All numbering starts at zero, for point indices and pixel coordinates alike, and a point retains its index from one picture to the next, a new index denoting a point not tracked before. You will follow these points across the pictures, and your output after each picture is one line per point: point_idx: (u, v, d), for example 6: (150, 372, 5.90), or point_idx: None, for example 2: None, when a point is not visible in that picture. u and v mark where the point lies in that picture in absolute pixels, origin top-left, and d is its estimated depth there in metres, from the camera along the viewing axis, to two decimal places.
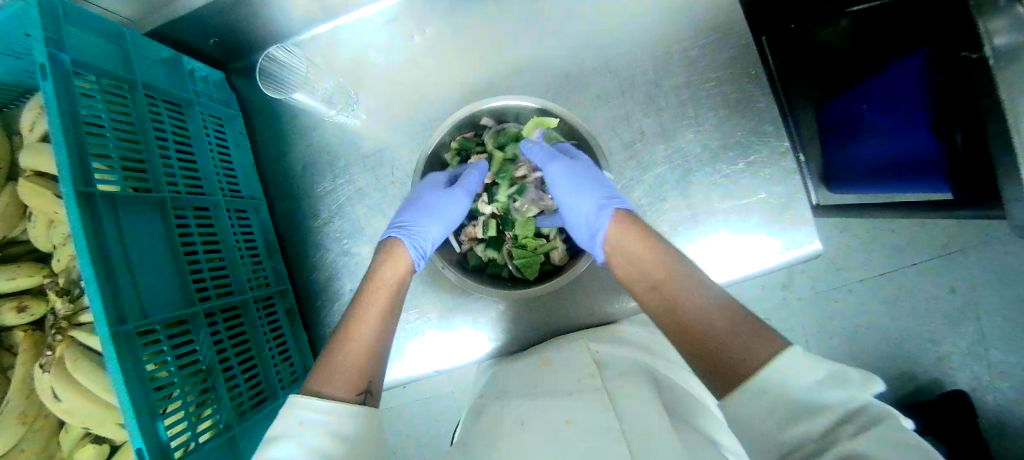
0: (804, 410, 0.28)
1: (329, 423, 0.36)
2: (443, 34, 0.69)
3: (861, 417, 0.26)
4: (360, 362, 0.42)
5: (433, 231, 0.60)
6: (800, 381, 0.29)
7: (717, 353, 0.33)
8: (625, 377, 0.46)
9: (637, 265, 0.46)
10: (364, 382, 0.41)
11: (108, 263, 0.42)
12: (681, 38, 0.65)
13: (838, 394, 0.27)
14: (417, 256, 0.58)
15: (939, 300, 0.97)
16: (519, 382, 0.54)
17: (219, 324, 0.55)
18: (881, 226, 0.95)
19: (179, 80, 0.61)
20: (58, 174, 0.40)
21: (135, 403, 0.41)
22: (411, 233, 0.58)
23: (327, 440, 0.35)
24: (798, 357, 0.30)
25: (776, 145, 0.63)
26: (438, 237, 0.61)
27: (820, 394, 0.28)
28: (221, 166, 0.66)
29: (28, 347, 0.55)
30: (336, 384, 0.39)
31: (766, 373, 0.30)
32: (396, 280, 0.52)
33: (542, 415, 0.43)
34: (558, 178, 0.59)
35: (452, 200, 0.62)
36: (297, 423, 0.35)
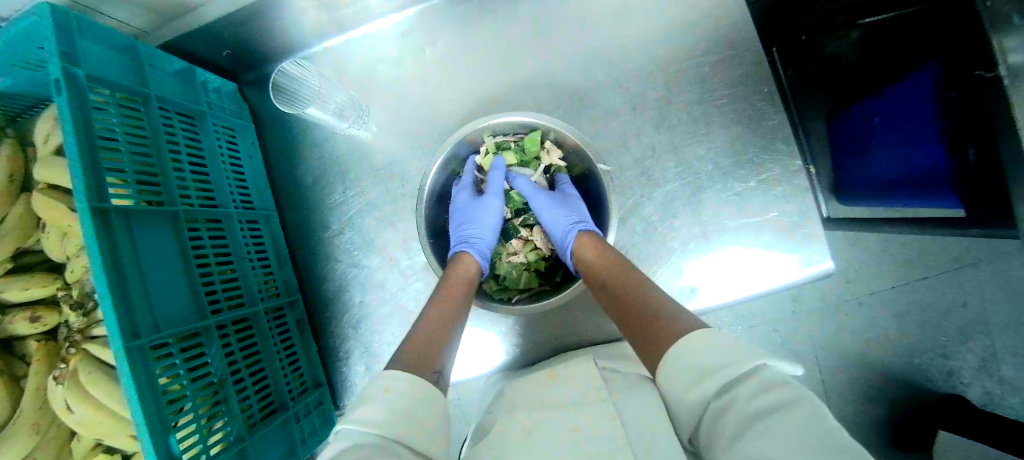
0: (706, 374, 0.30)
1: (406, 390, 0.35)
2: (455, 47, 0.69)
3: (755, 375, 0.28)
4: (433, 341, 0.43)
5: (487, 235, 0.62)
6: (705, 352, 0.31)
7: (648, 334, 0.39)
8: (631, 391, 0.46)
9: (600, 271, 0.51)
10: (436, 364, 0.41)
11: (122, 279, 0.43)
12: (694, 54, 0.65)
13: (728, 354, 0.30)
14: (482, 258, 0.60)
15: (949, 314, 0.96)
16: (523, 394, 0.54)
17: (230, 336, 0.56)
18: (891, 240, 0.95)
19: (192, 91, 0.61)
20: (73, 190, 0.40)
21: (148, 418, 0.41)
22: (469, 242, 0.61)
23: (399, 406, 0.34)
24: (708, 337, 0.33)
25: (788, 163, 0.63)
26: (495, 239, 0.63)
27: (719, 360, 0.30)
28: (233, 177, 0.66)
29: (41, 358, 0.55)
30: (407, 360, 0.40)
31: (679, 345, 0.34)
32: (465, 277, 0.55)
33: (547, 428, 0.43)
34: (540, 203, 0.64)
35: (486, 204, 0.65)
36: (381, 388, 0.35)
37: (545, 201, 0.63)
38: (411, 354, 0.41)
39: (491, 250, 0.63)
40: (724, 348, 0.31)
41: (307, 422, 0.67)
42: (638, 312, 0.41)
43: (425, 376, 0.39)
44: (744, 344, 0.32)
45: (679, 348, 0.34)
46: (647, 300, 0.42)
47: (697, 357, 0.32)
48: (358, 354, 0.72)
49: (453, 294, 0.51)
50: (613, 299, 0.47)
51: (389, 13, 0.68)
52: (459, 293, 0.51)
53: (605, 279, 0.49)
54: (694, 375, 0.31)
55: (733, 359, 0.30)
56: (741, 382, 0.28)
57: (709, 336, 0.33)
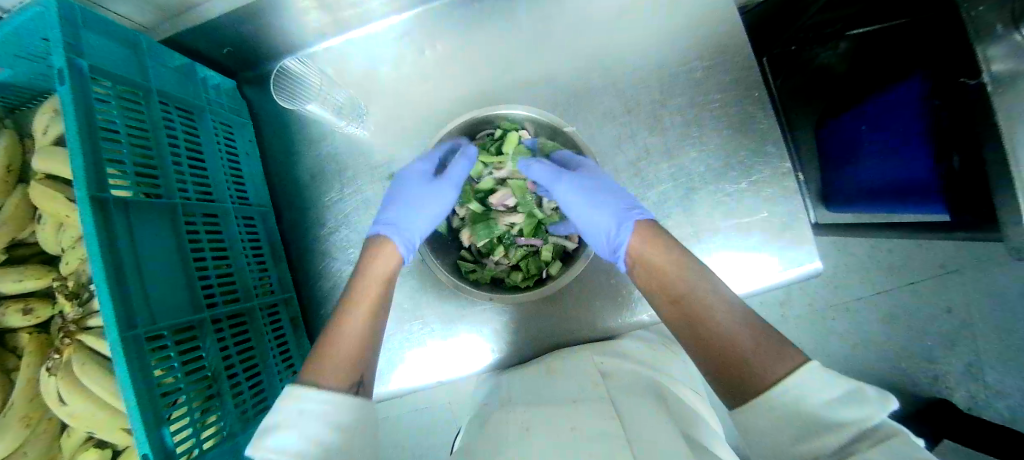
0: (817, 428, 0.30)
1: (327, 413, 0.36)
2: (453, 48, 0.70)
3: (873, 434, 0.28)
4: (353, 353, 0.41)
5: (419, 225, 0.60)
6: (813, 404, 0.30)
7: (740, 371, 0.34)
8: (631, 387, 0.47)
9: (667, 282, 0.42)
10: (358, 375, 0.41)
11: (120, 269, 0.43)
12: (688, 59, 0.66)
13: (848, 410, 0.30)
14: (406, 247, 0.59)
15: (935, 319, 0.98)
16: (521, 389, 0.55)
17: (225, 331, 0.56)
18: (878, 245, 0.98)
19: (192, 87, 0.62)
20: (73, 178, 0.40)
21: (143, 409, 0.41)
22: (396, 227, 0.58)
23: (324, 433, 0.35)
24: (814, 378, 0.31)
25: (778, 166, 0.64)
26: (425, 230, 0.62)
27: (836, 414, 0.30)
28: (230, 174, 0.66)
29: (34, 349, 0.55)
30: (331, 378, 0.39)
31: (783, 388, 0.31)
32: (386, 273, 0.50)
33: (545, 422, 0.44)
34: (571, 195, 0.57)
35: (437, 193, 0.62)
36: (298, 412, 0.36)
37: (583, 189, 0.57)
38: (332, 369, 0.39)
39: (418, 240, 0.61)
40: (835, 396, 0.30)
41: None
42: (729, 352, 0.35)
43: (345, 393, 0.39)
44: (850, 384, 0.31)
45: (787, 389, 0.31)
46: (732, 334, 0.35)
47: (802, 404, 0.31)
48: None
49: (374, 290, 0.46)
50: (692, 329, 0.38)
51: (389, 15, 0.69)
52: (374, 294, 0.46)
53: (677, 295, 0.40)
54: (800, 428, 0.30)
55: (852, 411, 0.29)
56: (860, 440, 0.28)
57: (817, 374, 0.31)
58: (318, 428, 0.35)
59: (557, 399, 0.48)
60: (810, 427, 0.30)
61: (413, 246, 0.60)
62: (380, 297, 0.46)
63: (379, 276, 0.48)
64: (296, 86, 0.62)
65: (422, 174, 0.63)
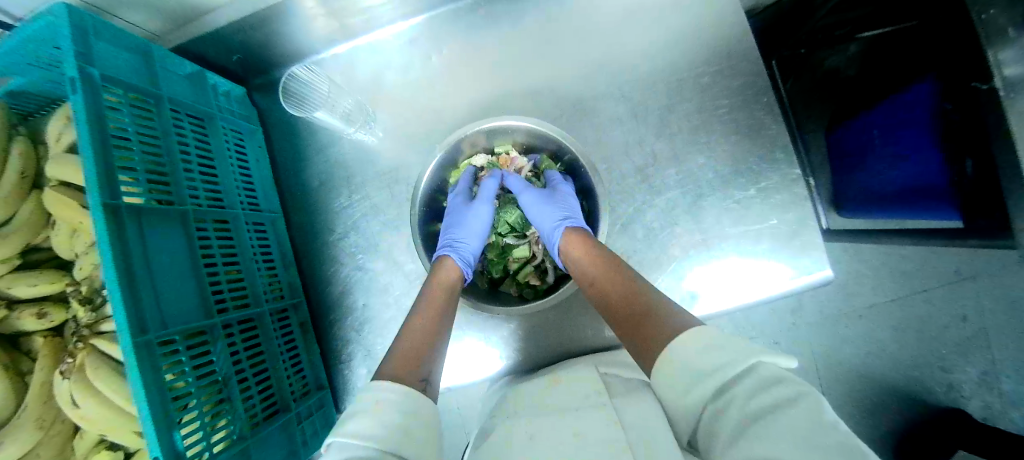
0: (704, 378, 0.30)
1: (399, 402, 0.36)
2: (460, 54, 0.70)
3: (756, 372, 0.29)
4: (416, 352, 0.43)
5: (474, 243, 0.62)
6: (696, 352, 0.32)
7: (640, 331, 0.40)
8: (636, 396, 0.47)
9: (587, 269, 0.52)
10: (422, 370, 0.42)
11: (131, 274, 0.43)
12: (695, 65, 0.66)
13: (721, 353, 0.31)
14: (465, 267, 0.60)
15: (947, 326, 0.97)
16: (527, 397, 0.55)
17: (235, 336, 0.56)
18: (889, 251, 0.97)
19: (202, 94, 0.63)
20: (86, 187, 0.41)
21: (154, 413, 0.42)
22: (454, 247, 0.61)
23: (397, 419, 0.34)
24: (700, 334, 0.34)
25: (787, 173, 0.64)
26: (479, 247, 0.63)
27: (706, 360, 0.31)
28: (240, 180, 0.67)
29: (48, 353, 0.56)
30: (393, 367, 0.41)
31: (667, 346, 0.35)
32: (442, 284, 0.54)
33: (550, 430, 0.44)
34: (528, 201, 0.64)
35: (476, 213, 0.64)
36: (377, 392, 0.37)
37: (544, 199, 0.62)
38: (396, 363, 0.42)
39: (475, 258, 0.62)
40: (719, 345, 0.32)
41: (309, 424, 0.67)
42: (632, 310, 0.42)
43: (413, 385, 0.39)
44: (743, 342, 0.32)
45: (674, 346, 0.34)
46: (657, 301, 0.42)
47: (684, 358, 0.33)
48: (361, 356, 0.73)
49: (434, 301, 0.51)
50: (602, 299, 0.48)
51: (396, 21, 0.70)
52: (438, 304, 0.50)
53: (594, 278, 0.50)
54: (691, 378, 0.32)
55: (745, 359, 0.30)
56: (740, 379, 0.29)
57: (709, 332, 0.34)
58: (392, 413, 0.34)
59: (562, 408, 0.48)
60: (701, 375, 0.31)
61: (471, 264, 0.61)
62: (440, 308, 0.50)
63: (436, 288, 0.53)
64: (305, 88, 0.63)
65: (461, 200, 0.67)
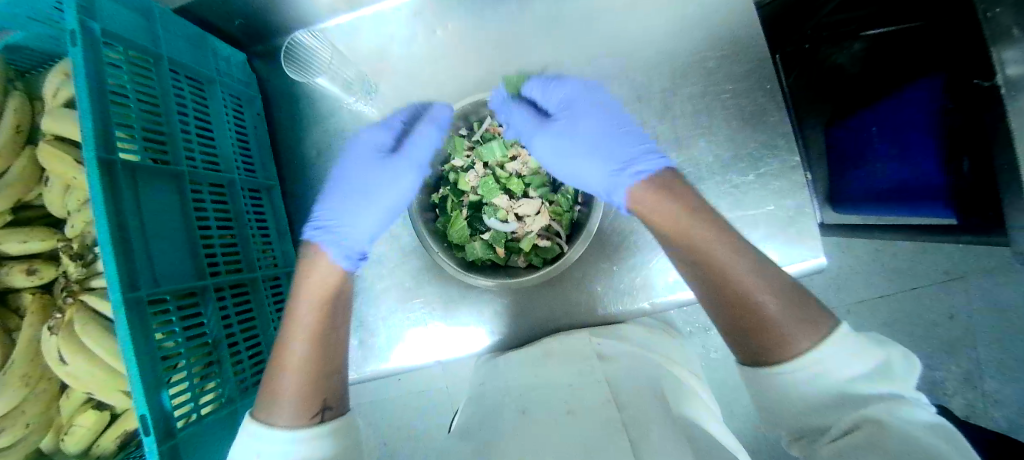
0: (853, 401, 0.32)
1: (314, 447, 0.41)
2: (465, 30, 0.70)
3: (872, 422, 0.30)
4: (305, 381, 0.44)
5: (359, 220, 0.58)
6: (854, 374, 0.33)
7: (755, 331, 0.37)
8: (629, 371, 0.47)
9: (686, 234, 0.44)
10: (319, 402, 0.44)
11: (124, 231, 0.43)
12: (700, 49, 0.66)
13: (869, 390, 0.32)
14: (353, 252, 0.56)
15: (936, 325, 0.98)
16: (519, 369, 0.55)
17: (227, 300, 0.56)
18: (882, 247, 0.98)
19: (202, 57, 0.62)
20: (81, 139, 0.40)
21: (143, 371, 0.42)
22: (330, 229, 0.56)
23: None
24: (849, 341, 0.35)
25: (787, 160, 0.64)
26: (371, 223, 0.59)
27: (846, 393, 0.33)
28: (238, 147, 0.66)
29: (36, 310, 0.55)
30: (280, 410, 0.43)
31: (796, 364, 0.34)
32: (326, 282, 0.50)
33: (542, 407, 0.43)
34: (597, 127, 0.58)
35: (381, 177, 0.60)
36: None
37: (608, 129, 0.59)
38: (281, 388, 0.44)
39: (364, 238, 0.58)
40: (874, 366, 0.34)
41: None
42: (747, 301, 0.38)
43: (304, 421, 0.43)
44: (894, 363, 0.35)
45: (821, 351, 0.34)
46: (775, 296, 0.38)
47: (835, 374, 0.33)
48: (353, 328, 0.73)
49: (312, 309, 0.48)
50: (706, 275, 0.41)
51: None
52: (312, 310, 0.47)
53: (694, 245, 0.42)
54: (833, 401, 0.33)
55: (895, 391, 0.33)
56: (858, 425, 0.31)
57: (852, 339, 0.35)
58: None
59: (553, 380, 0.48)
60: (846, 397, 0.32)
61: (359, 246, 0.57)
62: (324, 313, 0.48)
63: (319, 288, 0.49)
64: (306, 53, 0.61)
65: (370, 160, 0.61)
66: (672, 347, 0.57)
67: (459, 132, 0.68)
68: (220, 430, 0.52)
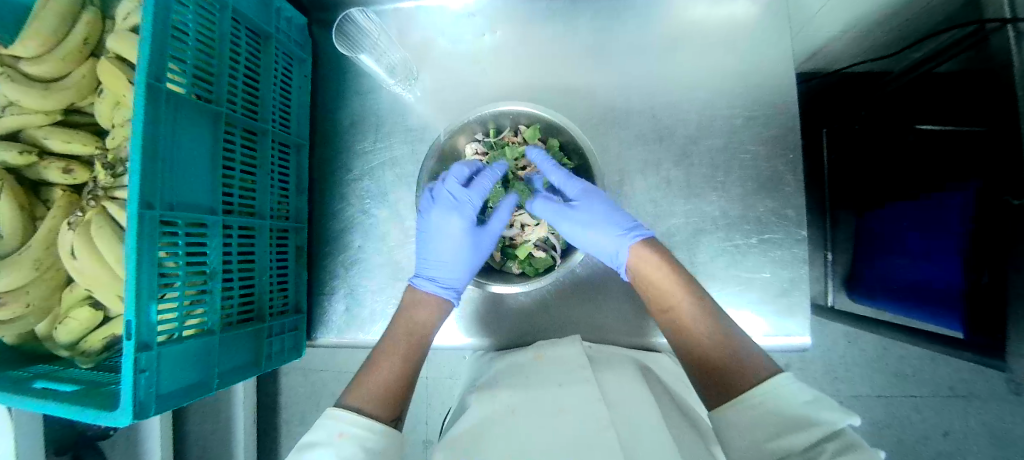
0: (794, 425, 0.36)
1: (358, 435, 0.44)
2: (510, 38, 0.72)
3: (842, 437, 0.34)
4: (390, 388, 0.51)
5: (444, 262, 0.62)
6: (792, 403, 0.38)
7: (718, 374, 0.45)
8: (621, 374, 0.51)
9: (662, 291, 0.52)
10: (397, 410, 0.50)
11: (155, 154, 0.46)
12: (732, 105, 0.67)
13: (826, 411, 0.36)
14: (448, 290, 0.62)
15: (925, 436, 1.04)
16: (509, 369, 0.57)
17: (233, 238, 0.59)
18: (886, 346, 1.06)
19: (266, 13, 0.66)
20: (137, 63, 0.44)
21: (139, 283, 0.45)
22: (427, 276, 0.63)
23: (354, 449, 0.43)
24: (790, 384, 0.40)
25: (793, 231, 0.64)
26: (453, 263, 0.62)
27: (805, 410, 0.37)
28: (280, 102, 0.70)
29: (62, 204, 0.61)
30: (366, 402, 0.49)
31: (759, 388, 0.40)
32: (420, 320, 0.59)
33: (532, 407, 0.46)
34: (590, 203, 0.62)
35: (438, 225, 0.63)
36: (336, 433, 0.44)
37: (565, 209, 0.62)
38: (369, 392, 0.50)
39: (456, 278, 0.63)
40: (808, 399, 0.38)
41: (278, 341, 0.69)
42: (724, 359, 0.45)
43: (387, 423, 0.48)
44: (823, 398, 0.39)
45: (763, 389, 0.40)
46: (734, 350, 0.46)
47: (785, 403, 0.38)
48: (343, 293, 0.76)
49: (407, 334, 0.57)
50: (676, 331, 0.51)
51: None
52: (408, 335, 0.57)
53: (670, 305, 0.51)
54: (776, 425, 0.37)
55: (826, 413, 0.36)
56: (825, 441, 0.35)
57: (789, 382, 0.40)
58: (349, 444, 0.43)
59: (543, 383, 0.50)
60: (789, 424, 0.37)
61: (454, 284, 0.63)
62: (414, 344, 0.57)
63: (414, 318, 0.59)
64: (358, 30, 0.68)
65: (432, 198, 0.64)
66: (663, 365, 0.63)
67: (476, 136, 0.69)
68: (197, 358, 0.54)
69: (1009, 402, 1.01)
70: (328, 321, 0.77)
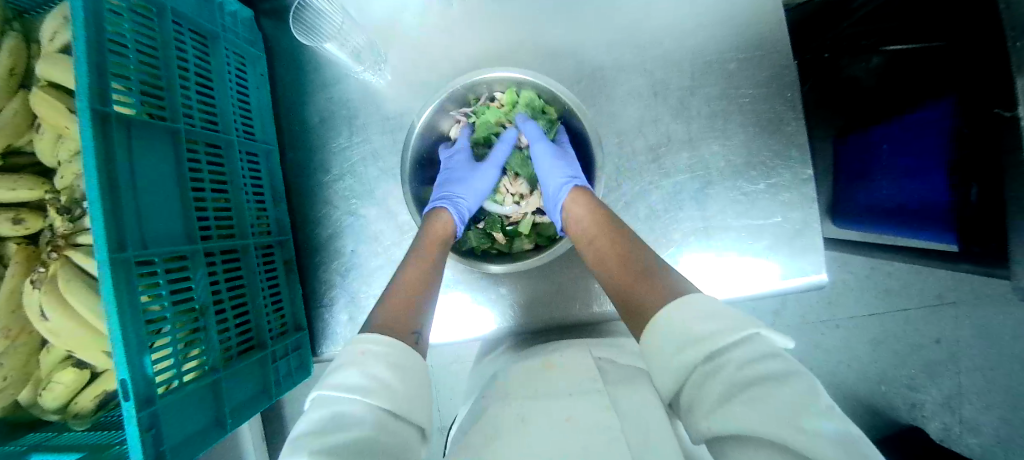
0: (695, 341, 0.30)
1: (384, 354, 0.36)
2: (483, 7, 0.67)
3: (751, 343, 0.29)
4: (403, 305, 0.44)
5: (468, 190, 0.63)
6: (693, 318, 0.32)
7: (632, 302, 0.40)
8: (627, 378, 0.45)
9: (588, 228, 0.52)
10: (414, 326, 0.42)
11: (114, 188, 0.41)
12: (723, 48, 0.64)
13: (719, 322, 0.30)
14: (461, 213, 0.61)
15: (921, 348, 1.08)
16: (514, 378, 0.49)
17: (217, 266, 0.55)
18: (878, 268, 1.09)
19: (208, 10, 0.59)
20: (75, 87, 0.38)
21: (125, 331, 0.40)
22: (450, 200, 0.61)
23: (384, 371, 0.34)
24: (698, 299, 0.34)
25: (798, 172, 0.63)
26: (478, 197, 0.64)
27: (702, 325, 0.31)
28: (239, 108, 0.64)
29: (20, 260, 0.54)
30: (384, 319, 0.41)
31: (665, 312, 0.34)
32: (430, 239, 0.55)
33: (538, 412, 0.39)
34: (540, 153, 0.62)
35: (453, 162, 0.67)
36: (359, 353, 0.36)
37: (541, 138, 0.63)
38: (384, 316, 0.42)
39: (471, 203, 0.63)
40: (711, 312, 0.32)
41: (285, 364, 0.66)
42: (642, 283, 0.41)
43: (402, 337, 0.40)
44: (732, 308, 0.32)
45: (666, 312, 0.34)
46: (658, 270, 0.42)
47: (685, 319, 0.32)
48: (344, 302, 0.72)
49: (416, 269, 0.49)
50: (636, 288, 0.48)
51: None
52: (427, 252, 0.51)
53: (592, 236, 0.50)
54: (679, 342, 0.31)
55: (730, 325, 0.30)
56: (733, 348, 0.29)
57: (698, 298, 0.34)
58: (377, 364, 0.34)
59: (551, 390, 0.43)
60: (688, 338, 0.31)
61: (468, 207, 0.62)
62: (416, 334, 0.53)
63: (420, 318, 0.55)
64: (316, 16, 0.60)
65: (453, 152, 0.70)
66: None
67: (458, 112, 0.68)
68: (203, 401, 0.50)
69: (999, 307, 1.06)
70: (332, 334, 0.73)
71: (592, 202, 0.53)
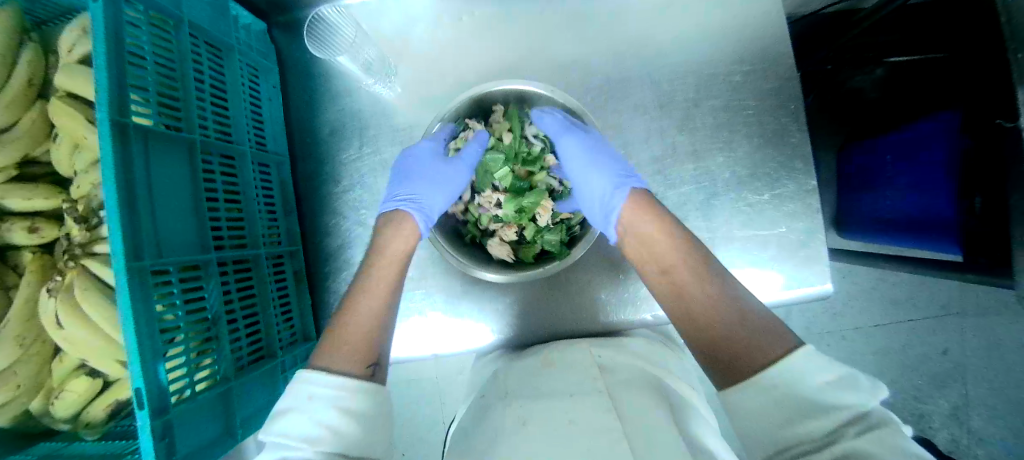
0: (812, 410, 0.31)
1: (338, 399, 0.37)
2: (491, 20, 0.68)
3: (869, 416, 0.30)
4: (366, 337, 0.43)
5: (436, 199, 0.61)
6: (810, 381, 0.33)
7: (725, 355, 0.39)
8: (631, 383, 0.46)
9: (660, 252, 0.48)
10: (374, 357, 0.43)
11: (133, 200, 0.42)
12: (727, 61, 0.65)
13: (844, 392, 0.31)
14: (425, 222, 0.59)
15: (927, 358, 1.08)
16: (518, 379, 0.50)
17: (229, 275, 0.55)
18: (883, 277, 1.09)
19: (223, 23, 0.60)
20: (96, 101, 0.39)
21: (141, 340, 0.41)
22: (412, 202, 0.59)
23: (336, 418, 0.36)
24: (811, 358, 0.34)
25: (804, 182, 0.63)
26: (442, 204, 0.62)
27: (823, 391, 0.32)
28: (252, 120, 0.65)
29: (35, 269, 0.56)
30: (343, 362, 0.41)
31: (774, 370, 0.34)
32: (401, 250, 0.53)
33: (541, 415, 0.40)
34: (575, 151, 0.59)
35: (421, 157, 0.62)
36: (307, 397, 0.37)
37: (576, 133, 0.60)
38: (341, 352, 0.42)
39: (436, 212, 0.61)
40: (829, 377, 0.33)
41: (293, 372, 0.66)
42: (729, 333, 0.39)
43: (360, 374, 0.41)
44: (844, 369, 0.34)
45: (782, 367, 0.34)
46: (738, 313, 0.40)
47: (808, 381, 0.33)
48: None
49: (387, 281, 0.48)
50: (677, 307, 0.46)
51: None
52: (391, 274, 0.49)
53: (668, 265, 0.47)
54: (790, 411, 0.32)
55: (847, 395, 0.31)
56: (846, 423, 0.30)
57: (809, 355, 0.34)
58: (327, 411, 0.36)
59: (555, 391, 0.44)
60: (807, 406, 0.32)
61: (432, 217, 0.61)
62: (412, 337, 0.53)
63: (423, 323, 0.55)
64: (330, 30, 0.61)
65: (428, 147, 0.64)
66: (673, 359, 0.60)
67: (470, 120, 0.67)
68: (214, 410, 0.51)
69: (1004, 316, 1.06)
70: None
71: (651, 219, 0.51)
